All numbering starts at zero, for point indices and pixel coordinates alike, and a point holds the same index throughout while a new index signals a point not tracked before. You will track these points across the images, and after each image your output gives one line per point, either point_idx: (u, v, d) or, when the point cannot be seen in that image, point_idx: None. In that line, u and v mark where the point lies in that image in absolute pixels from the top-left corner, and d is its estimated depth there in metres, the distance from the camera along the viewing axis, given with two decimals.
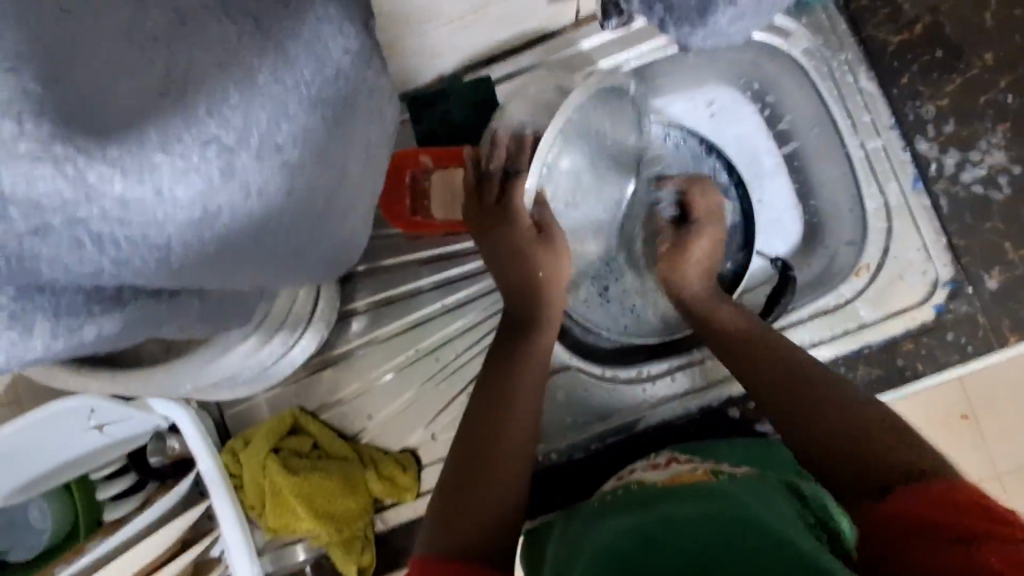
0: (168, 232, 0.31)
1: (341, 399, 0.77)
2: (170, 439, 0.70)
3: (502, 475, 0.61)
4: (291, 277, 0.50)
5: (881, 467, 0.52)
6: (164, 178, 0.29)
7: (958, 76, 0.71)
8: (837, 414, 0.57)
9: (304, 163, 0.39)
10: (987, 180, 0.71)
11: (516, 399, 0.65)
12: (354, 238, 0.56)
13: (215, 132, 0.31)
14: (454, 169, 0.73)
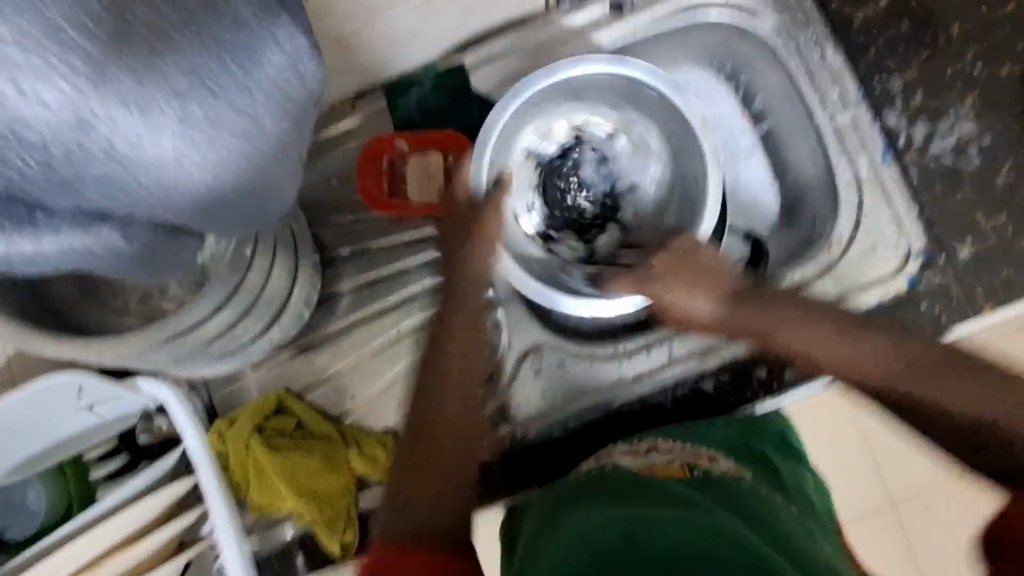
0: (37, 130, 0.33)
1: (325, 381, 0.79)
2: (157, 419, 0.72)
3: (456, 444, 0.57)
4: (226, 222, 0.47)
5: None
6: (21, 76, 0.31)
7: (923, 49, 0.73)
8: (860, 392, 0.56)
9: (195, 82, 0.37)
10: (957, 151, 0.72)
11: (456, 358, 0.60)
12: (284, 188, 0.50)
13: (80, 41, 0.32)
14: (429, 153, 0.75)
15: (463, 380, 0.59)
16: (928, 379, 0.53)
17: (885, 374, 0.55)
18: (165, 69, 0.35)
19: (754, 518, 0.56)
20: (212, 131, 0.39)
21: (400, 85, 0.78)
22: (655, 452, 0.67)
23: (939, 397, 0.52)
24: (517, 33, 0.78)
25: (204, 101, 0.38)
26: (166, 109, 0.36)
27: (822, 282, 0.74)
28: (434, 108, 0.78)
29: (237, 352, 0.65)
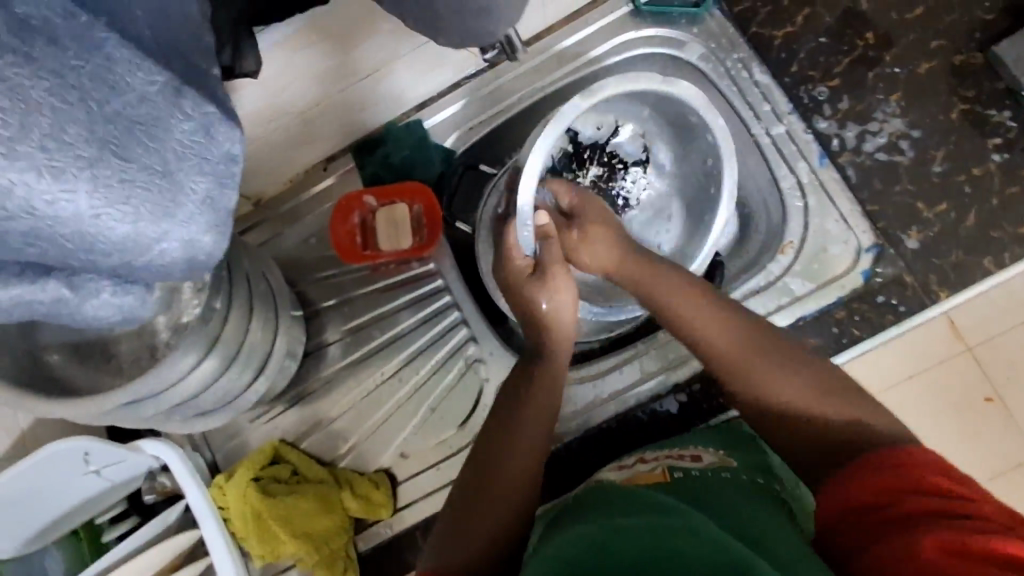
0: None
1: (318, 429, 0.83)
2: (160, 477, 0.77)
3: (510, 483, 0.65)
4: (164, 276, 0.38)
5: (859, 431, 0.56)
6: None
7: (843, 57, 0.77)
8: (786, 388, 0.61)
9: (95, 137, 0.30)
10: (890, 147, 0.75)
11: (518, 440, 0.68)
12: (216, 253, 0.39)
13: None
14: (395, 204, 0.81)
15: (530, 437, 0.69)
16: (783, 364, 0.62)
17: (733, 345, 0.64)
18: (67, 139, 0.30)
19: (731, 514, 0.57)
20: (127, 193, 0.32)
21: (366, 145, 0.85)
22: (643, 462, 0.70)
23: (779, 404, 0.60)
24: (466, 89, 0.84)
25: (116, 163, 0.31)
26: (77, 175, 0.30)
27: (778, 285, 0.76)
28: (400, 161, 0.84)
29: (224, 406, 0.71)
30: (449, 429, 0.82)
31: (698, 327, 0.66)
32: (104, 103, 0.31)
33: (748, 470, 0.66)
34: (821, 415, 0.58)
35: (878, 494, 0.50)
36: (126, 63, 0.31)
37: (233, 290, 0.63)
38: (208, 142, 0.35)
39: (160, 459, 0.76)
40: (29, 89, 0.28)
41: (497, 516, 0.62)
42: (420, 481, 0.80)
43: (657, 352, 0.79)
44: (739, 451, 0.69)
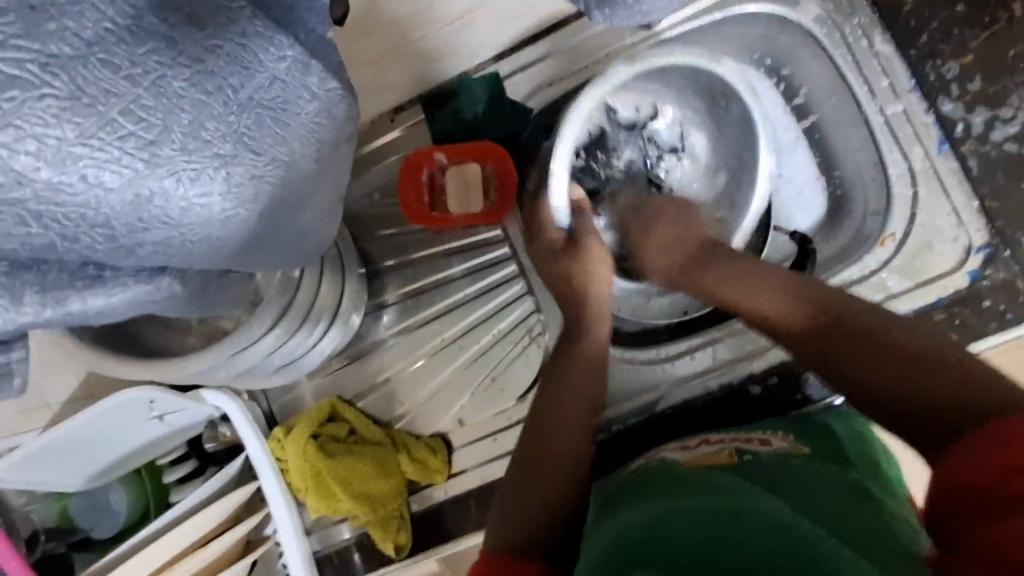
0: (101, 210, 0.32)
1: (375, 387, 0.82)
2: (221, 427, 0.77)
3: (565, 444, 0.64)
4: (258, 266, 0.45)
5: (971, 393, 0.49)
6: (71, 146, 0.30)
7: (982, 30, 0.69)
8: (901, 374, 0.54)
9: (237, 130, 0.35)
10: (1021, 137, 0.68)
11: (560, 415, 0.66)
12: (301, 238, 0.46)
13: (133, 128, 0.31)
14: (467, 164, 0.76)
15: (577, 398, 0.67)
16: (845, 334, 0.58)
17: (801, 311, 0.61)
18: (212, 143, 0.34)
19: (808, 496, 0.53)
20: (256, 184, 0.37)
21: (436, 97, 0.79)
22: (706, 444, 0.66)
23: (901, 385, 0.53)
24: (553, 38, 0.77)
25: (248, 158, 0.36)
26: (214, 175, 0.35)
27: (872, 280, 0.71)
28: (473, 118, 0.79)
29: (290, 365, 0.70)
30: (509, 400, 0.80)
31: (762, 307, 0.63)
32: (237, 89, 0.34)
33: (825, 454, 0.61)
34: (882, 362, 0.55)
35: (986, 475, 0.43)
36: (260, 40, 0.34)
37: None
38: (330, 117, 0.40)
39: (220, 410, 0.76)
40: (173, 82, 0.32)
41: (556, 496, 0.61)
42: (476, 449, 0.79)
43: (734, 338, 0.75)
44: (816, 437, 0.64)
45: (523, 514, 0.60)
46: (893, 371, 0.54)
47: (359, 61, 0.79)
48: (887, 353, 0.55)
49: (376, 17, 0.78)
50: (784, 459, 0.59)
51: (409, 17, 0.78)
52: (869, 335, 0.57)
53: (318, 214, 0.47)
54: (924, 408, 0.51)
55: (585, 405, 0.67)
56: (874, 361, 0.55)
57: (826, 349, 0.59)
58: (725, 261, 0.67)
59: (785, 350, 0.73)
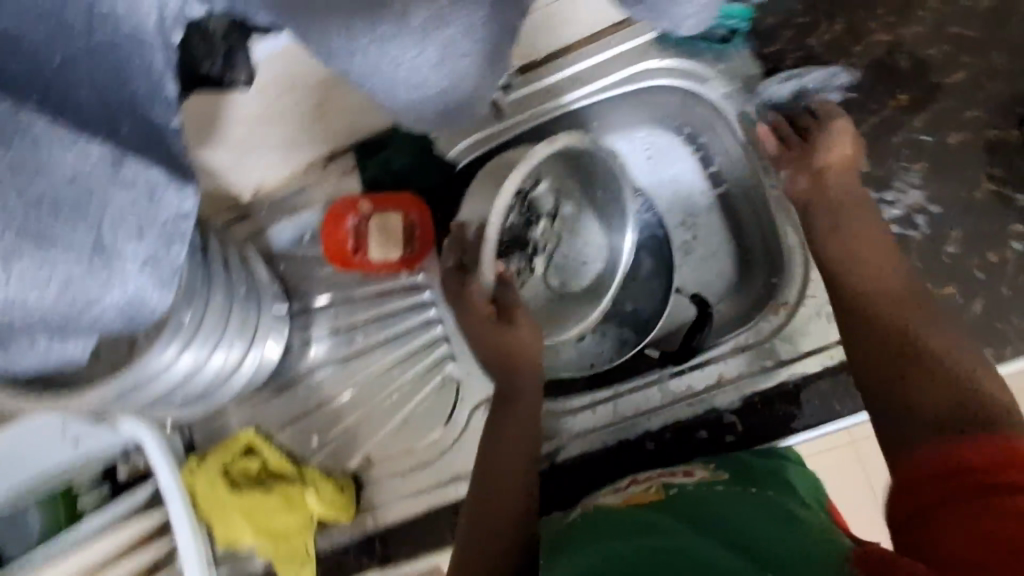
0: None
1: (293, 423, 0.85)
2: (135, 454, 0.79)
3: (513, 485, 0.68)
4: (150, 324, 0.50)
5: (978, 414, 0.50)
6: None
7: (872, 116, 0.73)
8: (943, 390, 0.53)
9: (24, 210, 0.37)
10: (904, 219, 0.71)
11: (508, 478, 0.68)
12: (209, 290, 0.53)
13: None
14: (389, 214, 0.80)
15: (514, 449, 0.70)
16: (917, 319, 0.60)
17: (884, 298, 0.63)
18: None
19: (727, 531, 0.55)
20: (49, 267, 0.38)
21: (370, 146, 0.84)
22: (634, 483, 0.68)
23: (928, 355, 0.56)
24: None
25: (44, 244, 0.38)
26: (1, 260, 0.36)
27: (764, 347, 0.74)
28: (401, 169, 0.83)
29: (199, 397, 0.73)
30: (419, 441, 0.82)
31: (851, 266, 0.66)
32: (30, 187, 0.37)
33: (738, 481, 0.64)
34: (927, 375, 0.55)
35: (934, 472, 0.47)
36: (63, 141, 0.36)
37: (211, 294, 0.65)
38: (155, 205, 0.41)
39: (135, 438, 0.78)
40: None
41: (507, 538, 0.65)
42: (385, 488, 0.82)
43: (632, 396, 0.77)
44: (731, 462, 0.68)
45: (482, 561, 0.64)
46: (939, 395, 0.53)
47: (269, 134, 0.76)
48: (936, 372, 0.55)
49: (276, 113, 0.73)
50: (707, 487, 0.63)
51: (310, 108, 0.74)
52: (929, 359, 0.56)
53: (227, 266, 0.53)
54: (916, 384, 0.55)
55: (527, 450, 0.70)
56: (932, 385, 0.54)
57: (896, 324, 0.60)
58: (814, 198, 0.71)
59: (679, 408, 0.75)
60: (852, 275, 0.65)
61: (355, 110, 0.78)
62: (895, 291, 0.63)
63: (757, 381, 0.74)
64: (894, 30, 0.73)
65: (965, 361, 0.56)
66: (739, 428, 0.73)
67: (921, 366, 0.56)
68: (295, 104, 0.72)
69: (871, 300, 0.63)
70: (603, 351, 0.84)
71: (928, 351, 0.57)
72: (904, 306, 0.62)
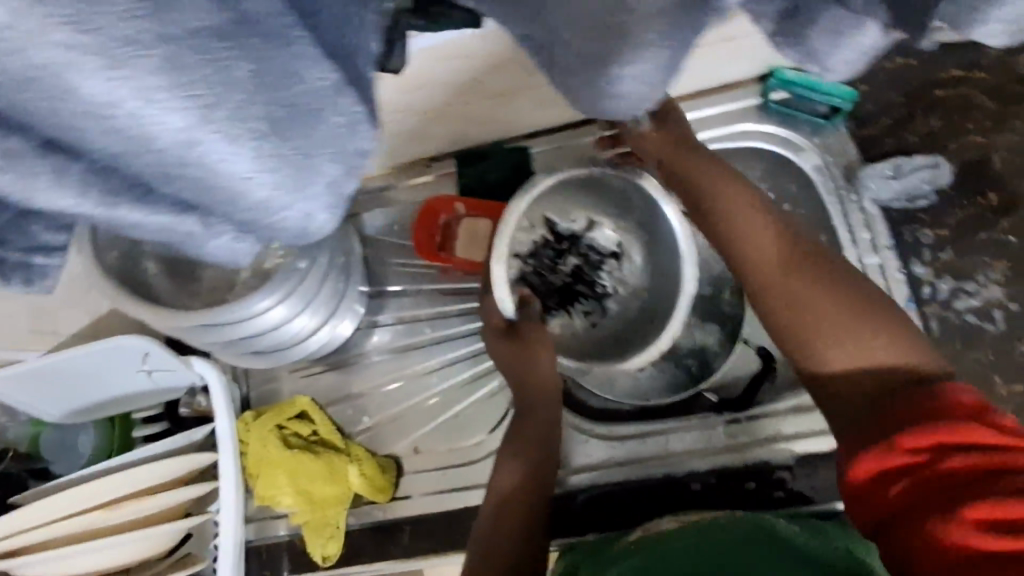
0: None
1: (347, 398, 0.88)
2: (199, 396, 0.83)
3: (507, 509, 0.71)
4: None
5: (913, 406, 0.52)
6: None
7: (961, 209, 0.76)
8: (866, 350, 0.59)
9: None
10: (981, 311, 0.73)
11: (502, 501, 0.72)
12: None
13: None
14: (481, 218, 0.85)
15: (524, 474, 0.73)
16: (816, 285, 0.63)
17: (773, 251, 0.66)
18: None
19: None
20: None
21: (472, 155, 0.89)
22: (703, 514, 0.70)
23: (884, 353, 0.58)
24: (582, 129, 0.88)
25: None
26: None
27: None
28: (496, 180, 0.88)
29: (273, 353, 0.77)
30: (466, 440, 0.84)
31: (737, 224, 0.68)
32: None
33: (813, 533, 0.64)
34: (838, 336, 0.60)
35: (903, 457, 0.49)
36: None
37: (318, 255, 0.69)
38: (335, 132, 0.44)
39: (203, 380, 0.82)
40: None
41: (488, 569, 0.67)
42: (423, 479, 0.83)
43: (685, 435, 0.78)
44: (803, 522, 0.68)
45: None
46: (855, 356, 0.59)
47: (431, 127, 0.83)
48: (848, 326, 0.60)
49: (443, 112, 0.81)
50: (784, 530, 0.63)
51: (473, 115, 0.82)
52: (883, 323, 0.60)
53: None
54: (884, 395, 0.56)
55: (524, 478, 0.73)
56: (846, 333, 0.60)
57: (794, 297, 0.63)
58: (763, 205, 0.69)
59: (731, 456, 0.76)
60: (719, 217, 0.69)
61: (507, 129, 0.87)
62: (778, 248, 0.66)
63: (815, 444, 0.74)
64: (992, 134, 0.77)
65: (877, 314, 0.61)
66: (789, 482, 0.74)
67: (851, 327, 0.60)
68: (465, 107, 0.80)
69: (747, 268, 0.67)
70: (661, 387, 0.84)
71: (876, 309, 0.61)
72: (761, 211, 0.68)
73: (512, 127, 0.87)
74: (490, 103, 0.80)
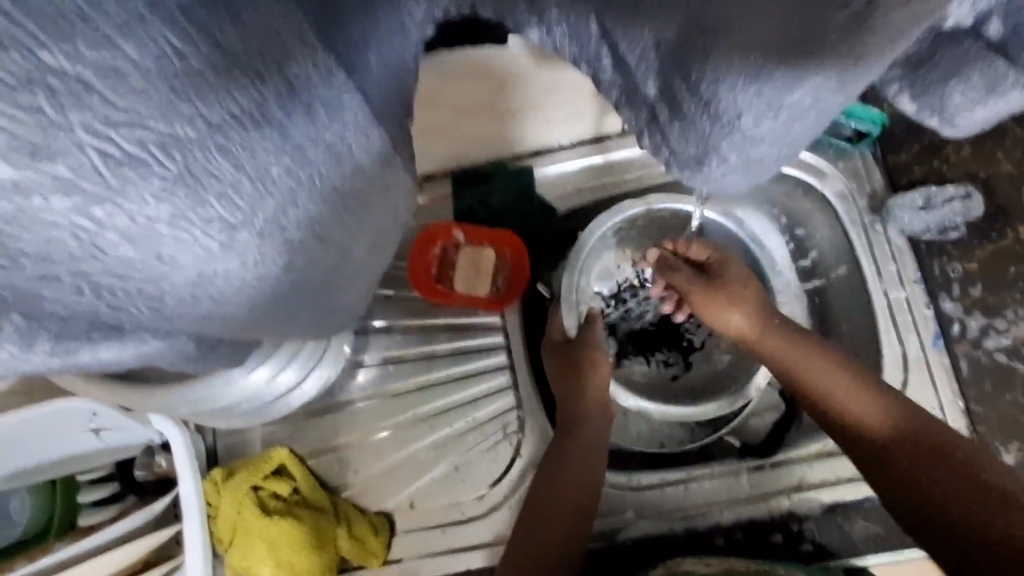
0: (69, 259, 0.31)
1: (330, 448, 0.78)
2: (158, 456, 0.72)
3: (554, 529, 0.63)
4: (291, 331, 0.48)
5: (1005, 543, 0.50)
6: None
7: (991, 242, 0.73)
8: (960, 489, 0.54)
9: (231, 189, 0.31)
10: (1013, 350, 0.70)
11: (550, 520, 0.63)
12: (350, 302, 0.51)
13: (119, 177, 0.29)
14: (483, 248, 0.77)
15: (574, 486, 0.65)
16: (890, 423, 0.59)
17: (857, 404, 0.61)
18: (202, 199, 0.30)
19: None
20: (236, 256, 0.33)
21: (470, 177, 0.81)
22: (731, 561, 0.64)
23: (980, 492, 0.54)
24: (594, 146, 0.80)
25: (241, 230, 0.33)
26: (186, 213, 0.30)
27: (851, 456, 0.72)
28: (499, 204, 0.79)
29: (263, 410, 0.69)
30: (468, 493, 0.76)
31: (802, 369, 0.64)
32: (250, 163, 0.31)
33: None
34: (936, 479, 0.55)
35: None
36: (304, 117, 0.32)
37: None
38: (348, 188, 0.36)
39: (163, 436, 0.71)
40: None
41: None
42: (418, 539, 0.74)
43: (707, 484, 0.73)
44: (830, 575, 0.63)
45: None
46: (956, 498, 0.54)
47: (469, 125, 0.72)
48: (941, 472, 0.56)
49: (484, 108, 0.70)
50: None
51: (517, 108, 0.71)
52: (967, 468, 0.56)
53: (373, 281, 0.52)
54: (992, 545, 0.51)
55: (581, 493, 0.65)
56: (933, 480, 0.56)
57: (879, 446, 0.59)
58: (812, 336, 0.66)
59: (757, 507, 0.71)
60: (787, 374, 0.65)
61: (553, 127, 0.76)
62: (860, 412, 0.61)
63: (843, 492, 0.70)
64: None
65: (955, 449, 0.57)
66: (818, 538, 0.69)
67: (922, 455, 0.57)
68: (508, 100, 0.69)
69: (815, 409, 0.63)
70: (675, 434, 0.80)
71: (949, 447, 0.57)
72: (820, 364, 0.64)
73: (522, 141, 0.79)
74: (539, 94, 0.69)
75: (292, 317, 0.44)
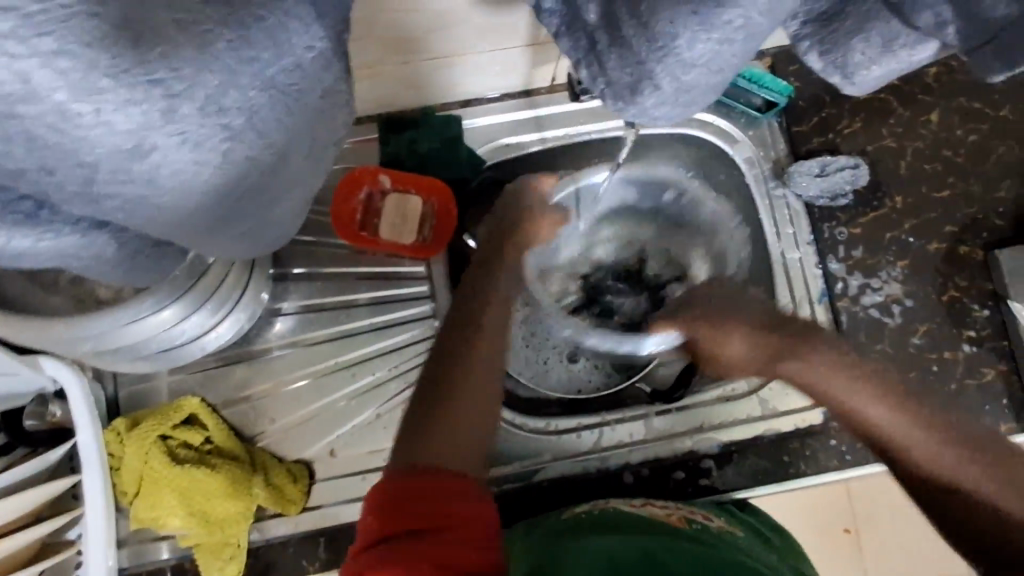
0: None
1: (244, 398, 0.76)
2: (53, 405, 0.68)
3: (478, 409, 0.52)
4: (210, 244, 0.47)
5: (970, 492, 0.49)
6: None
7: (871, 210, 0.81)
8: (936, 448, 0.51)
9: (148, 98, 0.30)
10: (884, 307, 0.79)
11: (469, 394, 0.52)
12: (282, 220, 0.51)
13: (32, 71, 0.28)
14: (408, 194, 0.76)
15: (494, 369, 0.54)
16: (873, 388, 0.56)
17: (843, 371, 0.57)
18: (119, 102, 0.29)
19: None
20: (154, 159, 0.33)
21: (399, 123, 0.80)
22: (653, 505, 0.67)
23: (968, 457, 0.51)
24: (525, 100, 0.81)
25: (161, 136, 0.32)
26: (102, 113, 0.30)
27: (746, 400, 0.78)
28: (425, 152, 0.80)
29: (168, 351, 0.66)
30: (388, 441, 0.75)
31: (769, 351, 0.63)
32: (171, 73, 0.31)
33: (752, 535, 0.65)
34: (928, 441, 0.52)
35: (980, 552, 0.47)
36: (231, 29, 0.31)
37: None
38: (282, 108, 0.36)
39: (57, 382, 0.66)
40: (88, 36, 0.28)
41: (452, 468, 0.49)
42: (335, 486, 0.74)
43: (620, 427, 0.78)
44: (735, 517, 0.69)
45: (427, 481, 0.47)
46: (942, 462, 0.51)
47: (391, 68, 0.71)
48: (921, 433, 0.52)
49: (405, 51, 0.68)
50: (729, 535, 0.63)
51: (439, 56, 0.70)
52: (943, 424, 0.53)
53: (305, 203, 0.51)
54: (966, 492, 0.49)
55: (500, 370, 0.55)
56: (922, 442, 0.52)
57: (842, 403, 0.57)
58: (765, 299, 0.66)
59: (662, 445, 0.77)
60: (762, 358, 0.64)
61: (479, 79, 0.77)
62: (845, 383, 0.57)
63: (737, 432, 0.77)
64: (901, 140, 0.83)
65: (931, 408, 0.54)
66: (714, 473, 0.76)
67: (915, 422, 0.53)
68: (432, 44, 0.68)
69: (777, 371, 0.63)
70: (592, 380, 0.84)
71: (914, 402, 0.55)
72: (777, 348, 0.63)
73: (450, 90, 0.78)
74: (460, 40, 0.68)
75: (215, 227, 0.43)
